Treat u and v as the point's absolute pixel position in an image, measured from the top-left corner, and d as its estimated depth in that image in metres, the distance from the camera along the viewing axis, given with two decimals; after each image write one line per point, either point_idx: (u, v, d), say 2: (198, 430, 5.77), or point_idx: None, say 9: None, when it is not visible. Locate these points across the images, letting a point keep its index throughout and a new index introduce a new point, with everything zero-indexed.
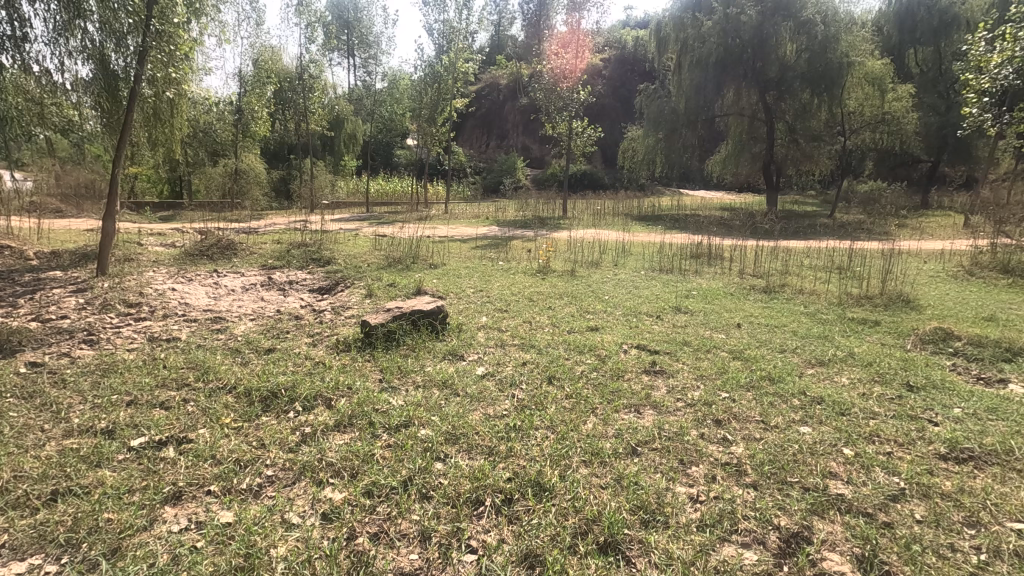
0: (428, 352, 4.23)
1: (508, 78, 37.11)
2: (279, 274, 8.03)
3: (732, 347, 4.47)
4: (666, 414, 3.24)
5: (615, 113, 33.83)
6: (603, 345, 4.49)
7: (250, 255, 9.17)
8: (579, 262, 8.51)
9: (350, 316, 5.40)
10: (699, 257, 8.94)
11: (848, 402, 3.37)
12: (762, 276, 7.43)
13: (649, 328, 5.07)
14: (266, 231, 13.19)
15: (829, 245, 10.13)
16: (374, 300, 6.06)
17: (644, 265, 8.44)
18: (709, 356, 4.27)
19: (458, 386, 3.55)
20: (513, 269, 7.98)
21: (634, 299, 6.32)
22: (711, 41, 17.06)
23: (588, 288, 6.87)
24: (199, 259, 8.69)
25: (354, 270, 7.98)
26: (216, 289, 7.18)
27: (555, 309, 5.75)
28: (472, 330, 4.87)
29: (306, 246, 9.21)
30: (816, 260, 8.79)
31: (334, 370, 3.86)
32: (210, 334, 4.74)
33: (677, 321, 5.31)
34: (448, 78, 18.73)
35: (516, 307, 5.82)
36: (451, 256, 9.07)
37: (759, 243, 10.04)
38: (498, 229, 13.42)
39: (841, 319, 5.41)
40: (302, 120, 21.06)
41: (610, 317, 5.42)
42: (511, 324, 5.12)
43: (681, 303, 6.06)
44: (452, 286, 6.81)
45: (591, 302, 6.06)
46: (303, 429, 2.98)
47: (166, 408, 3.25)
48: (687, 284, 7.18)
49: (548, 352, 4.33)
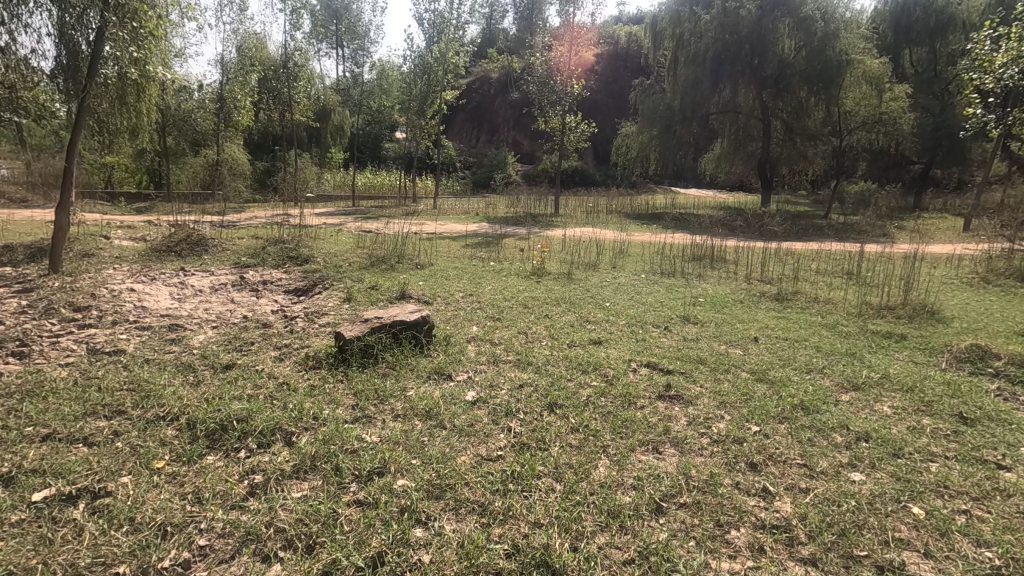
0: (411, 371, 3.69)
1: (499, 72, 36.45)
2: (251, 273, 7.43)
3: (753, 367, 3.97)
4: (690, 455, 2.74)
5: (608, 108, 33.37)
6: (609, 363, 3.97)
7: (222, 251, 8.53)
8: (576, 262, 8.04)
9: (324, 324, 4.85)
10: (699, 259, 8.48)
11: (900, 439, 2.89)
12: (770, 282, 6.98)
13: (657, 342, 4.57)
14: (244, 225, 12.55)
15: (833, 249, 9.75)
16: (353, 306, 5.51)
17: (644, 267, 7.97)
18: (729, 378, 3.77)
19: (445, 417, 3.02)
20: (505, 271, 7.46)
21: (637, 306, 5.83)
22: (708, 35, 16.64)
23: (586, 292, 6.39)
24: (165, 255, 8.04)
25: (334, 270, 7.40)
26: (181, 289, 6.58)
27: (553, 318, 5.24)
28: (462, 343, 4.34)
29: (283, 242, 8.60)
30: (823, 265, 8.36)
31: (299, 394, 3.31)
32: (162, 345, 4.16)
33: (687, 333, 4.83)
34: (438, 69, 18.14)
35: (509, 315, 5.29)
36: (439, 255, 8.52)
37: (761, 245, 9.62)
38: (489, 226, 12.87)
39: (863, 332, 4.96)
40: (286, 111, 20.33)
41: (613, 328, 4.92)
42: (505, 336, 4.61)
43: (688, 311, 5.58)
44: (438, 289, 6.27)
45: (591, 310, 5.55)
46: (254, 476, 2.43)
47: (89, 444, 2.68)
48: (692, 289, 6.72)
49: (548, 371, 3.82)
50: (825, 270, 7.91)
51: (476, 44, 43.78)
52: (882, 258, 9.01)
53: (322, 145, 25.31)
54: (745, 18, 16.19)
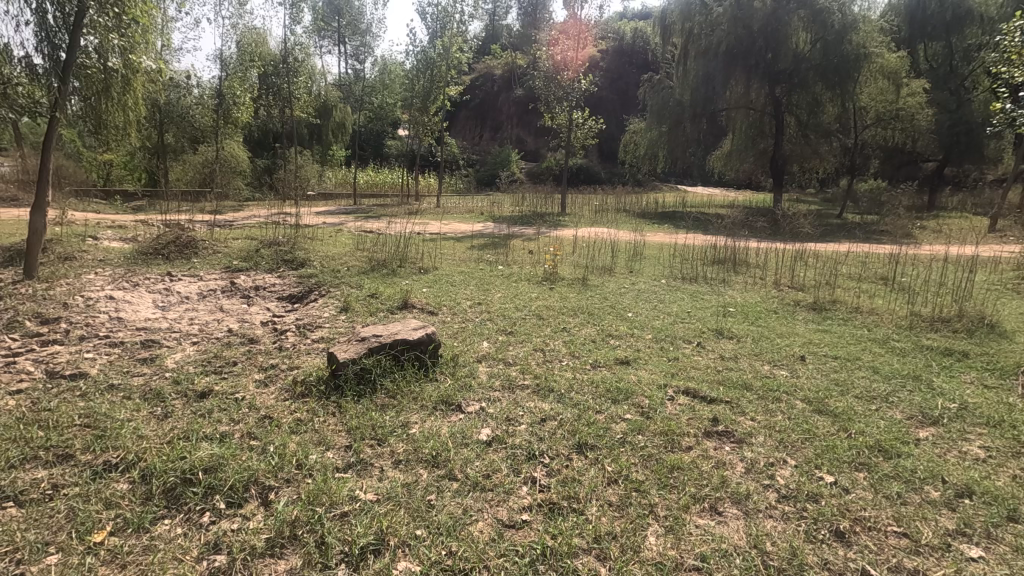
0: (414, 401, 3.18)
1: (502, 68, 35.82)
2: (243, 278, 6.93)
3: (809, 394, 3.45)
4: (759, 519, 2.24)
5: (614, 105, 32.80)
6: (641, 390, 3.46)
7: (213, 253, 8.04)
8: (589, 266, 7.52)
9: (318, 340, 4.35)
10: (721, 263, 7.95)
11: (1010, 495, 2.39)
12: (802, 288, 6.45)
13: (692, 363, 4.05)
14: (241, 225, 12.06)
15: (860, 250, 9.23)
16: (350, 317, 5.01)
17: (663, 272, 7.46)
18: (784, 408, 3.26)
19: (456, 465, 2.52)
20: (515, 276, 6.95)
21: (662, 316, 5.32)
22: (721, 28, 15.98)
23: (604, 301, 5.88)
24: (152, 258, 7.54)
25: (330, 275, 6.90)
26: (166, 297, 6.09)
27: (571, 332, 4.72)
28: (471, 364, 3.83)
29: (277, 244, 8.10)
30: (853, 269, 7.83)
31: (282, 433, 2.80)
32: (131, 366, 3.67)
33: (723, 351, 4.31)
34: (442, 65, 17.63)
35: (523, 328, 4.78)
36: (443, 258, 8.02)
37: (784, 247, 9.09)
38: (496, 226, 12.37)
39: (920, 349, 4.44)
40: (286, 107, 19.81)
41: (640, 345, 4.39)
42: (520, 354, 4.12)
43: (719, 323, 5.06)
44: (444, 297, 5.77)
45: (612, 322, 5.04)
46: (217, 555, 1.94)
47: (20, 505, 2.19)
48: (719, 297, 6.19)
49: (573, 400, 3.31)
50: (857, 274, 7.38)
51: (480, 40, 43.09)
52: (912, 261, 8.49)
53: (323, 142, 24.75)
54: (759, 10, 15.59)
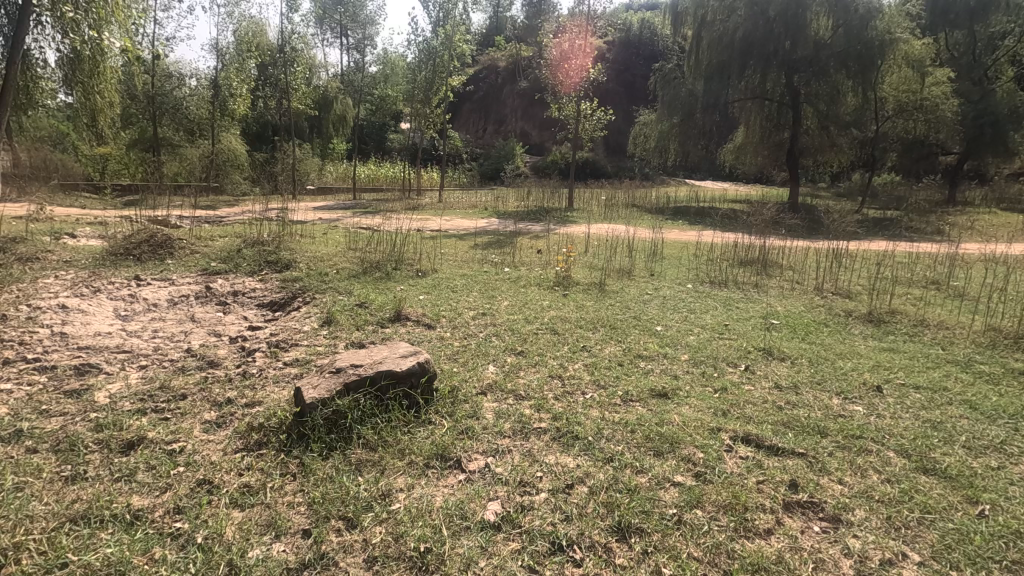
0: (401, 458, 2.47)
1: (507, 60, 34.92)
2: (220, 282, 6.22)
3: (904, 444, 2.70)
4: None
5: (621, 97, 31.95)
6: (690, 438, 2.74)
7: (191, 253, 7.33)
8: (606, 269, 6.77)
9: (290, 363, 3.64)
10: (751, 265, 7.18)
11: None
12: (849, 296, 5.69)
13: (745, 396, 3.30)
14: (231, 221, 11.32)
15: (898, 248, 8.47)
16: (333, 333, 4.29)
17: (687, 275, 6.71)
18: (875, 465, 2.53)
19: (453, 570, 1.84)
20: (523, 279, 6.22)
21: (696, 330, 4.59)
22: (738, 13, 15.04)
23: (625, 310, 5.14)
24: (121, 260, 6.81)
25: (318, 278, 6.17)
26: (129, 304, 5.39)
27: (593, 352, 3.98)
28: (473, 398, 3.10)
29: (261, 243, 7.36)
30: (897, 271, 7.05)
31: (218, 512, 2.09)
32: (52, 403, 2.96)
33: (779, 379, 3.56)
34: (445, 54, 16.78)
35: (535, 347, 4.04)
36: (444, 259, 7.29)
37: (818, 247, 8.31)
38: (501, 223, 11.62)
39: (1015, 375, 3.68)
40: (283, 99, 19.08)
41: (677, 371, 3.65)
42: (535, 383, 3.39)
43: (765, 340, 4.31)
44: (443, 306, 5.05)
45: (639, 339, 4.31)
46: None
47: None
48: (756, 306, 5.44)
49: (606, 453, 2.58)
50: (904, 277, 6.62)
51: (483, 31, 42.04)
52: (959, 262, 7.72)
53: (324, 135, 23.79)
54: None
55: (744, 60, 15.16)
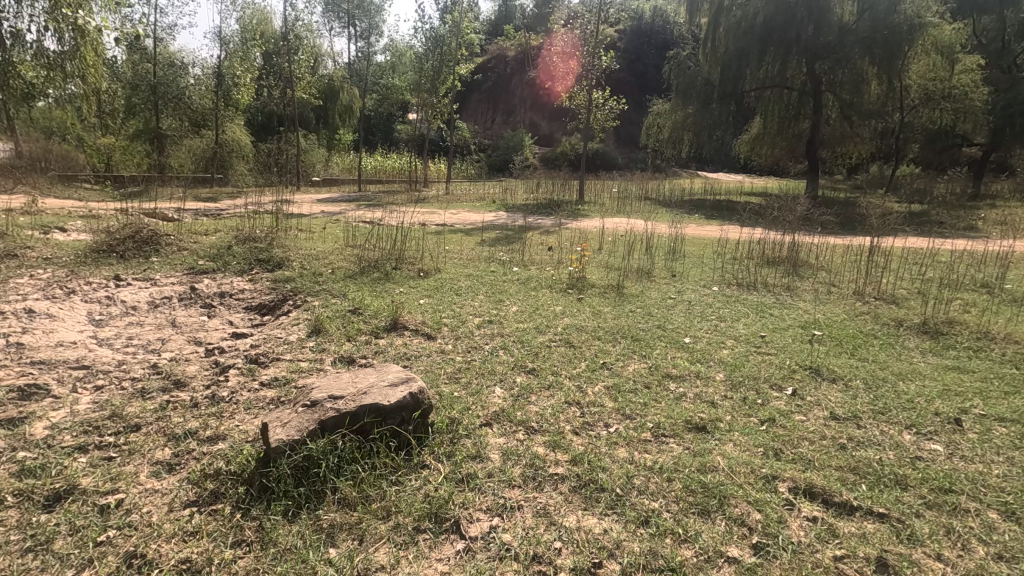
0: (384, 521, 2.02)
1: (516, 49, 34.19)
2: (206, 282, 5.78)
3: (1007, 502, 2.20)
4: None
5: (633, 86, 31.19)
6: (743, 489, 2.24)
7: (180, 249, 6.86)
8: (624, 269, 6.25)
9: (268, 384, 3.17)
10: (779, 265, 6.61)
11: None
12: (895, 302, 5.14)
13: (799, 430, 2.77)
14: (228, 214, 10.87)
15: (936, 246, 7.88)
16: (320, 345, 3.81)
17: (712, 276, 6.18)
18: (979, 532, 2.03)
19: None
20: (534, 281, 5.70)
21: (729, 343, 4.07)
22: None
23: (647, 318, 4.63)
24: (103, 257, 6.36)
25: (311, 279, 5.70)
26: (105, 308, 4.95)
27: (615, 370, 3.47)
28: (476, 433, 2.62)
29: (253, 239, 6.88)
30: (943, 272, 6.44)
31: None
32: None
33: (836, 407, 3.03)
34: (452, 42, 16.16)
35: (548, 364, 3.55)
36: (448, 258, 6.79)
37: (852, 244, 7.71)
38: (509, 217, 11.11)
39: None
40: (288, 88, 18.56)
41: (714, 397, 3.14)
42: (548, 411, 2.90)
43: (811, 357, 3.78)
44: (446, 312, 4.57)
45: (667, 353, 3.81)
46: None
47: None
48: (794, 313, 4.90)
49: (640, 513, 2.10)
50: (949, 278, 6.07)
51: (492, 20, 41.25)
52: (1008, 262, 7.08)
53: (330, 126, 23.33)
54: None
55: (764, 47, 14.38)
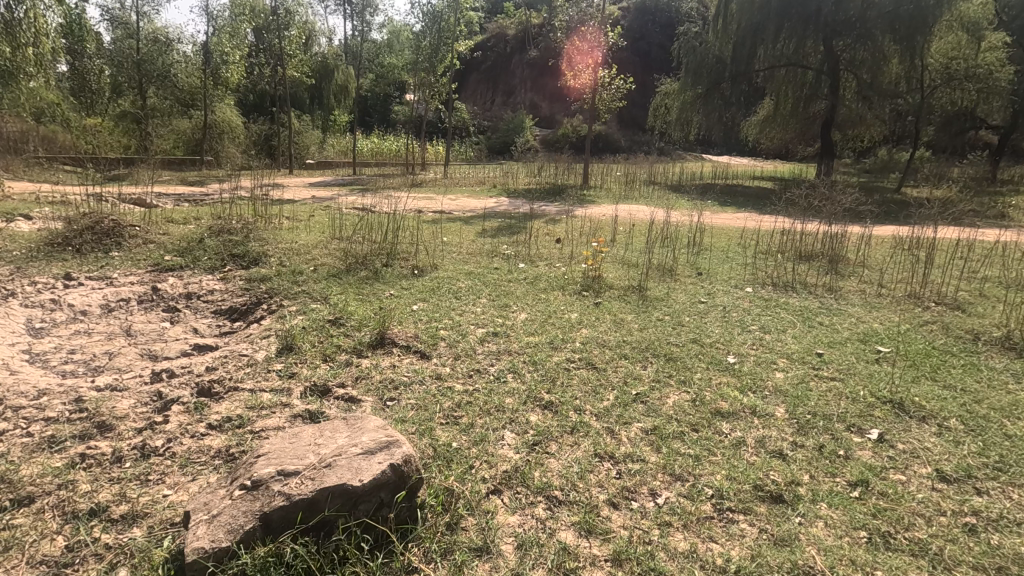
0: None
1: (517, 27, 32.97)
2: (171, 280, 5.08)
3: None
4: None
5: (637, 66, 30.12)
6: None
7: (147, 240, 6.14)
8: (644, 266, 5.53)
9: (215, 427, 2.49)
10: (816, 260, 5.90)
11: None
12: (961, 309, 4.45)
13: (905, 501, 2.10)
14: (212, 199, 10.14)
15: (984, 239, 7.14)
16: (289, 368, 3.13)
17: (744, 275, 5.45)
18: None
19: None
20: (544, 281, 5.00)
21: (784, 364, 3.38)
22: None
23: (679, 329, 3.92)
24: (58, 252, 5.66)
25: (290, 278, 4.99)
26: (48, 314, 4.26)
27: (652, 404, 2.81)
28: (482, 510, 1.96)
29: (229, 231, 6.16)
30: (1002, 270, 5.72)
31: None
32: None
33: (939, 461, 2.37)
34: (451, 17, 15.17)
35: (568, 394, 2.88)
36: (445, 252, 6.07)
37: (892, 237, 6.97)
38: (512, 204, 10.35)
39: None
40: (278, 66, 17.58)
41: (781, 446, 2.47)
42: (576, 470, 2.23)
43: (887, 384, 3.10)
44: (442, 322, 3.88)
45: (713, 379, 3.12)
46: None
47: None
48: (849, 321, 4.21)
49: None
50: (1008, 278, 5.37)
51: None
52: None
53: (324, 107, 22.33)
54: None
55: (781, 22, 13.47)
